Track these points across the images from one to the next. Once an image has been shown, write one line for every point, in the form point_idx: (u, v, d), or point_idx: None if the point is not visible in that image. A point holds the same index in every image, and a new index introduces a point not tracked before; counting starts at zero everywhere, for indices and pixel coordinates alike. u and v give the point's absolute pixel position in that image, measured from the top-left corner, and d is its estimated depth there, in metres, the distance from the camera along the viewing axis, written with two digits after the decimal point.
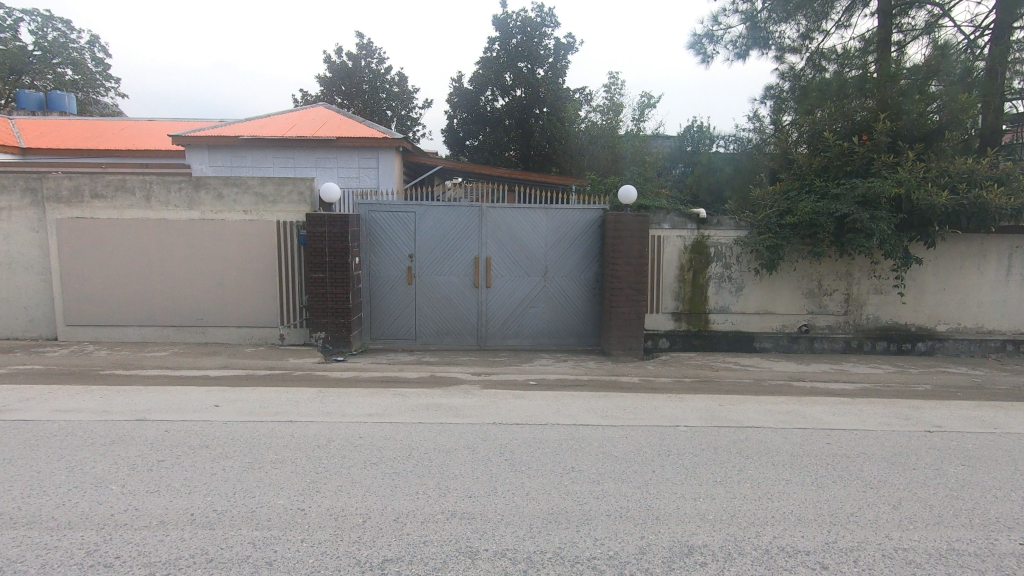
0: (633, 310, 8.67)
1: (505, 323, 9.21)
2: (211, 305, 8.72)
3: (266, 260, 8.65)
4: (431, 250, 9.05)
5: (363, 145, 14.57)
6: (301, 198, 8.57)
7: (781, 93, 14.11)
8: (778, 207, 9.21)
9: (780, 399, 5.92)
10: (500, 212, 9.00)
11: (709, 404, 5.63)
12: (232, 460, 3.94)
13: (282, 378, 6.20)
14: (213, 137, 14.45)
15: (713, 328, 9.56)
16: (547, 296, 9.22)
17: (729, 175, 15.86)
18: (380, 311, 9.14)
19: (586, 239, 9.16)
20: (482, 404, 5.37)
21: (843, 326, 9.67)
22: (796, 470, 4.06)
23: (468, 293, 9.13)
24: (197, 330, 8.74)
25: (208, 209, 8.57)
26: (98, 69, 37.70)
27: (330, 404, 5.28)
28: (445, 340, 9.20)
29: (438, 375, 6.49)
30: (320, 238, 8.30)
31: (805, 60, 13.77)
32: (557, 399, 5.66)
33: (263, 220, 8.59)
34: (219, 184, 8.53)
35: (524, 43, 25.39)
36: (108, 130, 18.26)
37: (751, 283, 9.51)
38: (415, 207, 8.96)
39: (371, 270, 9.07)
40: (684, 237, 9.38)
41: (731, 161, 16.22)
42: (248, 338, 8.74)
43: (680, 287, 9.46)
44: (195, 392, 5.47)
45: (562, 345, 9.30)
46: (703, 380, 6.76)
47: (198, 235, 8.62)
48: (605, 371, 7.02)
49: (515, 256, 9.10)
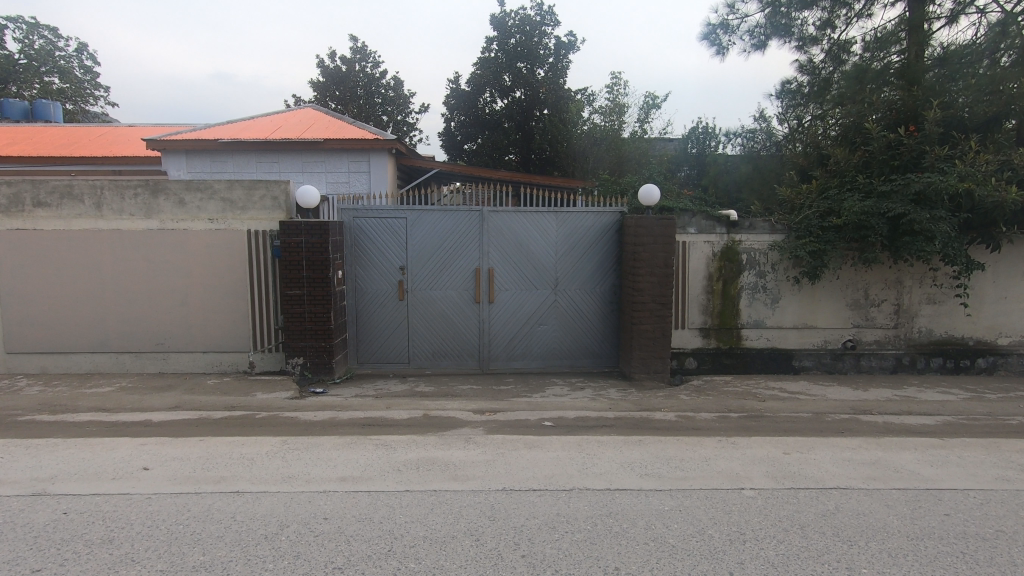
0: (659, 328, 7.53)
1: (510, 343, 8.09)
2: (172, 328, 7.60)
3: (236, 276, 7.53)
4: (425, 261, 7.94)
5: (353, 147, 13.48)
6: (275, 204, 7.46)
7: (800, 88, 13.20)
8: (819, 207, 8.15)
9: (857, 443, 4.78)
10: (503, 216, 7.89)
11: (773, 452, 4.49)
12: (138, 568, 2.80)
13: (242, 422, 5.06)
14: (191, 140, 13.38)
15: (746, 345, 8.45)
16: (557, 312, 8.09)
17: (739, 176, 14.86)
18: (367, 331, 8.03)
19: (602, 247, 8.05)
20: (487, 459, 4.24)
21: (892, 341, 8.54)
22: (926, 567, 2.93)
23: (468, 309, 8.01)
24: (157, 357, 7.63)
25: (167, 218, 7.45)
26: (87, 77, 36.85)
27: (294, 463, 4.14)
28: (443, 364, 8.09)
29: (433, 414, 5.35)
30: (296, 249, 7.20)
31: (826, 51, 12.80)
32: (581, 448, 4.53)
33: (232, 229, 7.47)
34: (180, 189, 7.41)
35: (523, 42, 24.39)
36: (85, 137, 17.21)
37: (789, 294, 8.40)
38: (406, 212, 7.86)
39: (356, 285, 7.95)
40: (712, 242, 8.28)
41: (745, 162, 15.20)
42: (217, 365, 7.63)
43: (708, 300, 8.35)
44: (125, 449, 4.32)
45: (575, 368, 8.18)
46: (752, 415, 5.62)
47: (157, 247, 7.50)
48: (633, 405, 5.87)
49: (520, 266, 7.98)
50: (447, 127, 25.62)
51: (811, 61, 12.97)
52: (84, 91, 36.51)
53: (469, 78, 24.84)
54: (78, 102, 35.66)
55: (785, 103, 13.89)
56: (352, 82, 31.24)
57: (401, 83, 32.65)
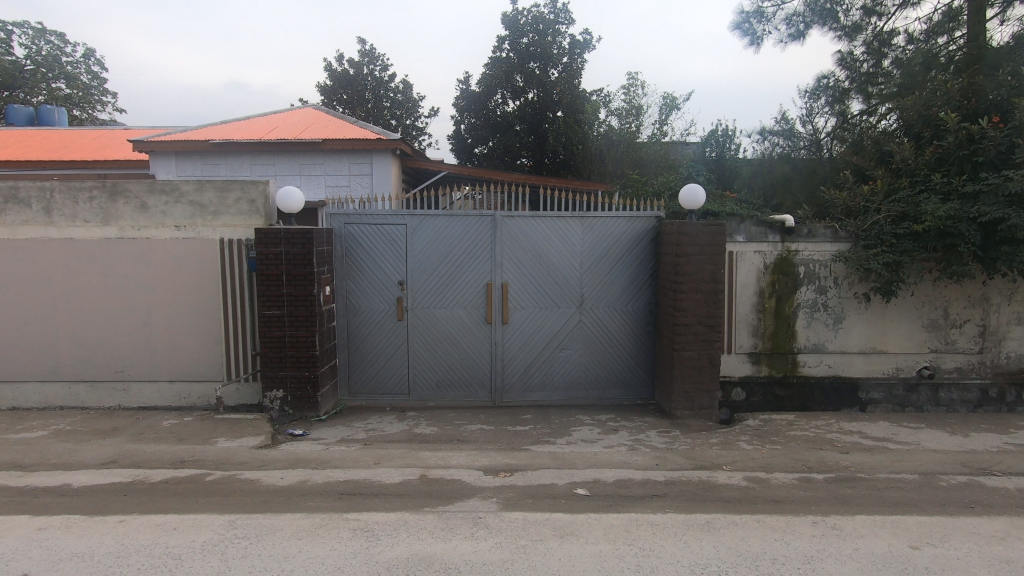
0: (705, 355, 6.31)
1: (527, 372, 6.91)
2: (134, 354, 6.52)
3: (206, 292, 6.44)
4: (428, 275, 6.80)
5: (354, 148, 12.42)
6: (252, 208, 6.37)
7: (840, 84, 12.00)
8: (891, 211, 6.92)
9: (1003, 528, 3.53)
10: (520, 222, 6.73)
11: (896, 547, 3.25)
12: None
13: (186, 487, 3.94)
14: (181, 142, 12.43)
15: (803, 372, 7.23)
16: (582, 335, 6.91)
17: (760, 182, 13.59)
18: (362, 356, 6.91)
19: (634, 258, 6.86)
20: (503, 560, 3.06)
21: (977, 369, 7.23)
22: None
23: (477, 330, 6.85)
24: (116, 387, 6.54)
25: (127, 225, 6.39)
26: (94, 83, 36.35)
27: (236, 565, 2.98)
28: (448, 395, 6.93)
29: (432, 476, 4.19)
30: (274, 261, 6.10)
31: (865, 42, 11.57)
32: (630, 537, 3.33)
33: (202, 237, 6.39)
34: (142, 191, 6.34)
35: (536, 42, 23.31)
36: (76, 139, 16.35)
37: (855, 313, 7.16)
38: (407, 217, 6.73)
39: (348, 303, 6.83)
40: (764, 252, 7.07)
41: (762, 167, 13.93)
42: (186, 397, 6.54)
43: (759, 320, 7.15)
44: (15, 540, 3.19)
45: (603, 399, 7.00)
46: (841, 476, 4.39)
47: (115, 259, 6.42)
48: (685, 460, 4.67)
49: (539, 280, 6.81)
50: (457, 131, 24.58)
51: (850, 53, 11.75)
52: (93, 98, 35.96)
53: (479, 79, 23.78)
54: (86, 108, 35.12)
55: (821, 100, 12.67)
56: (360, 85, 30.42)
57: (410, 86, 31.79)
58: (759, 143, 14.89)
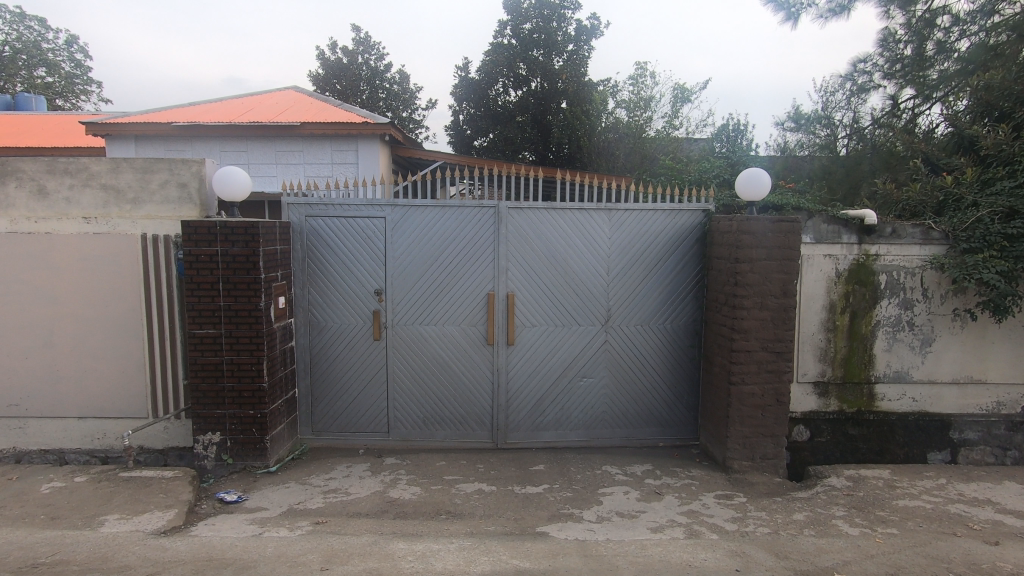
0: (771, 390, 4.86)
1: (538, 406, 5.47)
2: (32, 383, 5.05)
3: (122, 305, 4.97)
4: (413, 282, 5.33)
5: (336, 133, 10.94)
6: (183, 194, 4.91)
7: (881, 66, 10.56)
8: (995, 206, 5.49)
9: None
10: (531, 215, 5.27)
11: None
12: None
13: None
14: (140, 124, 10.95)
15: (881, 407, 5.80)
16: (607, 359, 5.47)
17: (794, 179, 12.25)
18: (329, 385, 5.46)
19: (675, 261, 5.41)
20: None
21: None
22: None
23: (475, 353, 5.40)
24: (10, 426, 5.08)
25: (21, 215, 4.92)
26: (76, 71, 34.56)
27: None
28: (438, 435, 5.47)
29: None
30: (207, 265, 4.62)
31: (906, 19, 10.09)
32: None
33: (117, 233, 4.92)
34: (40, 171, 4.88)
35: (539, 27, 21.78)
36: (34, 124, 14.83)
37: (947, 335, 5.72)
38: (387, 209, 5.28)
39: (312, 317, 5.38)
40: (836, 257, 5.63)
41: (794, 164, 12.63)
42: (100, 439, 5.09)
43: (828, 342, 5.71)
44: None
45: (633, 441, 5.57)
46: None
47: (5, 259, 4.94)
48: (775, 562, 3.23)
49: (554, 290, 5.36)
50: (455, 122, 23.08)
51: (891, 31, 10.26)
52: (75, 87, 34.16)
53: (479, 67, 22.23)
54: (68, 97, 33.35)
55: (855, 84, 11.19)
56: (354, 75, 28.83)
57: (407, 76, 30.20)
58: (787, 134, 13.42)
